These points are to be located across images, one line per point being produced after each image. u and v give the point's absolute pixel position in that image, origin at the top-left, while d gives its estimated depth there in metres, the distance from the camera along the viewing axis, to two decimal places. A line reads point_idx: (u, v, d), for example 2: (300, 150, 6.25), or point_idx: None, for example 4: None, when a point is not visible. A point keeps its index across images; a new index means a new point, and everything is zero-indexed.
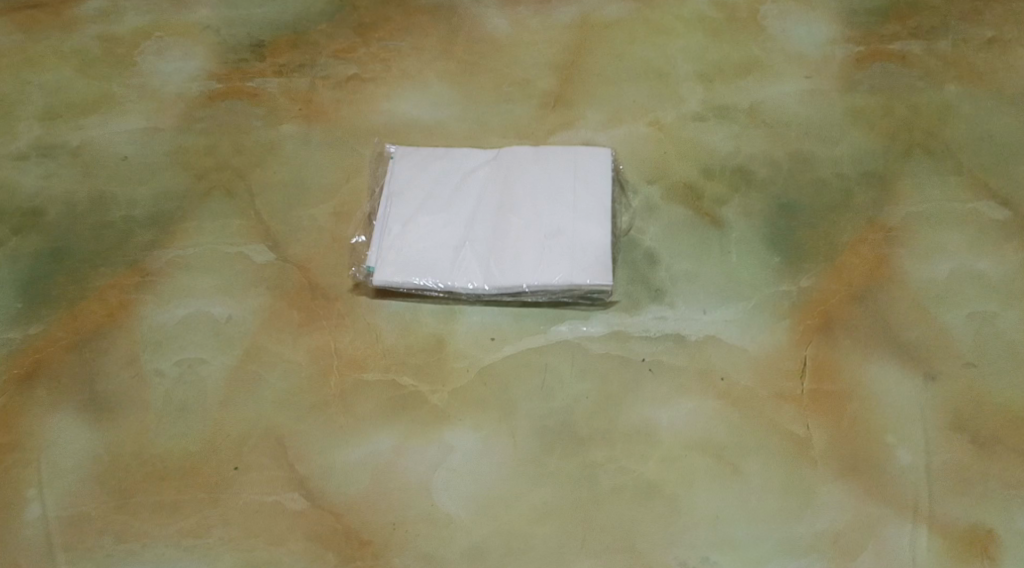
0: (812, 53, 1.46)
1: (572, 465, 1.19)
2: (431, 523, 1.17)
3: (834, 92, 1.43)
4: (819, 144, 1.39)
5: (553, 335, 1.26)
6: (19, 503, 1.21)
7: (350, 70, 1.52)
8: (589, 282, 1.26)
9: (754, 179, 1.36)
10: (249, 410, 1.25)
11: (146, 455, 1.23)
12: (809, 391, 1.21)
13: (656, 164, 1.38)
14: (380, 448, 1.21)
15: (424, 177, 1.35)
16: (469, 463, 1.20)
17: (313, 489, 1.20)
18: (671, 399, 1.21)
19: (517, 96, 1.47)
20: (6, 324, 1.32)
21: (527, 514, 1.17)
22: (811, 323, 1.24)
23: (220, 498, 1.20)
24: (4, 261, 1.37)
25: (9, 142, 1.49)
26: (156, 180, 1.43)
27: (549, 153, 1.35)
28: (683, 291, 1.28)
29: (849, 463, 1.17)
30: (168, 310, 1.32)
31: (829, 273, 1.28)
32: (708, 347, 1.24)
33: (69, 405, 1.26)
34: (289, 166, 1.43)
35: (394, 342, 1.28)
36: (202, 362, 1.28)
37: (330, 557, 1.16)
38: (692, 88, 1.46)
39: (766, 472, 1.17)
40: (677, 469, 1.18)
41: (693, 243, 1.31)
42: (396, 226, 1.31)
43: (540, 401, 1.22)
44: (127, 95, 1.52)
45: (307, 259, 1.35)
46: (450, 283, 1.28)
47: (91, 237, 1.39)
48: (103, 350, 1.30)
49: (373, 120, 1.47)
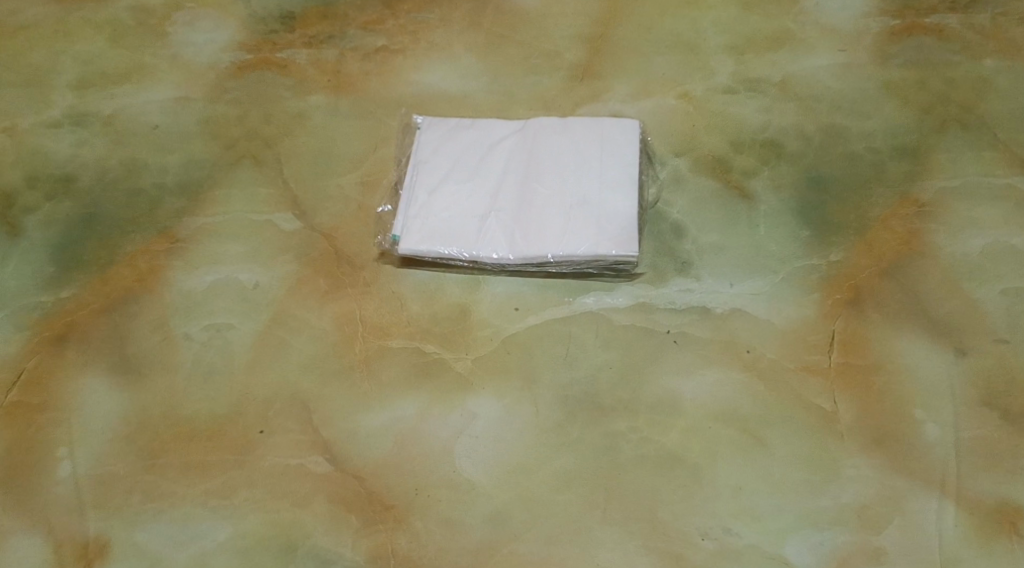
0: (845, 27, 1.45)
1: (595, 435, 1.19)
2: (453, 489, 1.17)
3: (867, 66, 1.41)
4: (851, 119, 1.37)
5: (578, 306, 1.26)
6: (49, 462, 1.23)
7: (378, 41, 1.52)
8: (614, 253, 1.25)
9: (784, 153, 1.35)
10: (275, 374, 1.26)
11: (174, 418, 1.24)
12: (837, 365, 1.20)
13: (684, 136, 1.38)
14: (404, 414, 1.22)
15: (451, 147, 1.35)
16: (492, 430, 1.20)
17: (336, 452, 1.21)
18: (696, 371, 1.21)
19: (546, 68, 1.47)
20: (39, 287, 1.34)
21: (549, 481, 1.17)
22: (839, 298, 1.23)
23: (246, 460, 1.21)
24: (37, 225, 1.39)
25: (43, 109, 1.50)
26: (187, 147, 1.44)
27: (576, 125, 1.35)
28: (709, 264, 1.27)
29: (876, 438, 1.16)
30: (197, 276, 1.33)
31: (860, 247, 1.27)
32: (734, 320, 1.23)
33: (99, 367, 1.28)
34: (317, 135, 1.44)
35: (419, 311, 1.28)
36: (230, 327, 1.29)
37: (353, 520, 1.17)
38: (723, 61, 1.45)
39: (791, 445, 1.16)
40: (701, 440, 1.17)
41: (721, 216, 1.31)
42: (422, 196, 1.32)
43: (564, 371, 1.22)
44: (158, 64, 1.53)
45: (334, 227, 1.35)
46: (475, 253, 1.28)
47: (123, 203, 1.40)
48: (133, 314, 1.31)
49: (402, 91, 1.47)
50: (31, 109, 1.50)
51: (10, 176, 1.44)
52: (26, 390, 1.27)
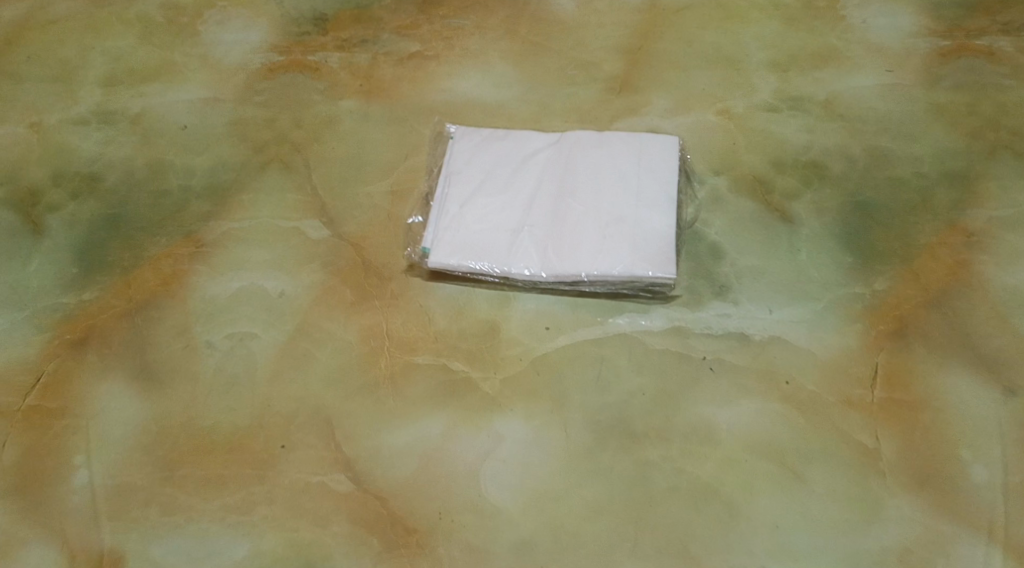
0: (893, 46, 1.41)
1: (627, 463, 1.15)
2: (477, 514, 1.14)
3: (915, 87, 1.37)
4: (897, 141, 1.33)
5: (610, 328, 1.23)
6: (66, 469, 1.20)
7: (412, 47, 1.49)
8: (651, 274, 1.21)
9: (827, 175, 1.31)
10: (298, 387, 1.23)
11: (194, 428, 1.21)
12: (880, 399, 1.16)
13: (724, 154, 1.34)
14: (429, 433, 1.19)
15: (484, 159, 1.32)
16: (520, 454, 1.17)
17: (359, 471, 1.18)
18: (732, 400, 1.17)
19: (582, 78, 1.44)
20: (61, 288, 1.31)
21: (577, 510, 1.14)
22: (883, 329, 1.19)
23: (266, 475, 1.18)
24: (61, 225, 1.36)
25: (70, 106, 1.48)
26: (214, 149, 1.42)
27: (614, 140, 1.31)
28: (748, 288, 1.23)
29: (919, 477, 1.12)
30: (221, 283, 1.30)
31: (906, 276, 1.23)
32: (773, 348, 1.19)
33: (120, 372, 1.25)
34: (347, 141, 1.41)
35: (447, 326, 1.25)
36: (253, 336, 1.26)
37: (374, 542, 1.14)
38: (765, 77, 1.41)
39: (829, 480, 1.13)
40: (736, 472, 1.14)
41: (761, 238, 1.27)
42: (453, 208, 1.28)
43: (596, 395, 1.19)
44: (188, 64, 1.51)
45: (361, 237, 1.32)
46: (506, 269, 1.24)
47: (148, 205, 1.37)
48: (156, 319, 1.28)
49: (435, 98, 1.44)
50: (59, 105, 1.48)
51: (35, 173, 1.41)
52: (45, 393, 1.25)
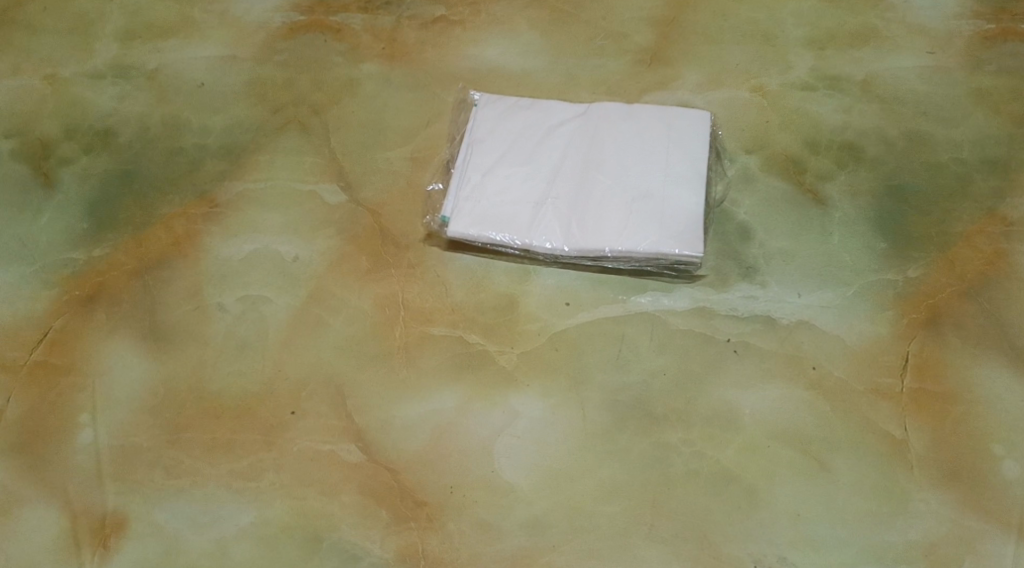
0: (934, 28, 1.36)
1: (645, 445, 1.12)
2: (489, 491, 1.11)
3: (956, 71, 1.33)
4: (936, 125, 1.29)
5: (633, 306, 1.19)
6: (70, 429, 1.17)
7: (437, 11, 1.45)
8: (677, 252, 1.18)
9: (863, 158, 1.27)
10: (311, 353, 1.20)
11: (202, 391, 1.19)
12: (910, 390, 1.13)
13: (757, 132, 1.30)
14: (443, 407, 1.16)
15: (509, 128, 1.28)
16: (535, 431, 1.14)
17: (370, 441, 1.15)
18: (756, 385, 1.14)
19: (612, 50, 1.39)
20: (70, 244, 1.28)
21: (593, 491, 1.11)
22: (916, 318, 1.16)
23: (274, 442, 1.15)
24: (73, 179, 1.33)
25: (86, 59, 1.44)
26: (231, 109, 1.38)
27: (643, 113, 1.28)
28: (776, 271, 1.20)
29: (949, 471, 1.10)
30: (235, 244, 1.27)
31: (941, 265, 1.19)
32: (800, 333, 1.16)
33: (128, 332, 1.22)
34: (368, 105, 1.37)
35: (464, 298, 1.22)
36: (266, 300, 1.23)
37: (383, 514, 1.11)
38: (801, 55, 1.36)
39: (854, 472, 1.10)
40: (758, 459, 1.11)
41: (791, 220, 1.23)
42: (475, 176, 1.25)
43: (616, 374, 1.16)
44: (207, 20, 1.47)
45: (379, 203, 1.29)
46: (528, 242, 1.21)
47: (163, 162, 1.34)
48: (167, 279, 1.25)
49: (459, 64, 1.40)
50: (74, 58, 1.44)
51: (48, 126, 1.38)
52: (51, 350, 1.22)
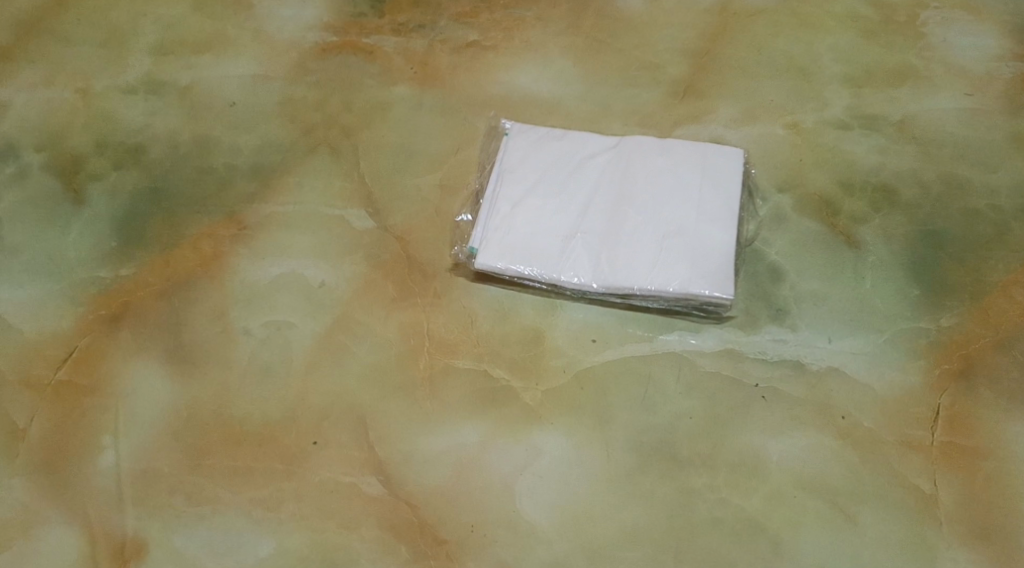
0: (974, 69, 1.36)
1: (669, 489, 1.11)
2: (510, 530, 1.10)
3: (996, 114, 1.32)
4: (974, 169, 1.28)
5: (660, 345, 1.18)
6: (92, 449, 1.17)
7: (470, 36, 1.45)
8: (708, 292, 1.17)
9: (898, 201, 1.26)
10: (335, 382, 1.19)
11: (225, 416, 1.18)
12: (941, 442, 1.12)
13: (791, 170, 1.29)
14: (465, 441, 1.15)
15: (540, 158, 1.27)
16: (559, 470, 1.13)
17: (391, 474, 1.14)
18: (784, 431, 1.13)
19: (645, 80, 1.38)
20: (98, 261, 1.28)
21: (615, 534, 1.10)
22: (949, 368, 1.15)
23: (295, 471, 1.15)
24: (103, 195, 1.33)
25: (119, 73, 1.44)
26: (262, 129, 1.38)
27: (676, 148, 1.26)
28: (807, 314, 1.19)
29: (979, 528, 1.08)
30: (261, 268, 1.27)
31: (976, 314, 1.18)
32: (830, 380, 1.15)
33: (153, 353, 1.22)
34: (399, 130, 1.37)
35: (489, 330, 1.21)
36: (291, 325, 1.23)
37: (402, 550, 1.10)
38: (838, 92, 1.35)
39: (882, 524, 1.09)
40: (784, 508, 1.10)
41: (824, 261, 1.22)
42: (504, 208, 1.24)
43: (642, 414, 1.15)
44: (241, 38, 1.47)
45: (407, 230, 1.28)
46: (556, 276, 1.20)
47: (192, 180, 1.34)
48: (193, 300, 1.25)
49: (491, 91, 1.39)
50: (107, 72, 1.45)
51: (78, 140, 1.38)
52: (75, 368, 1.21)
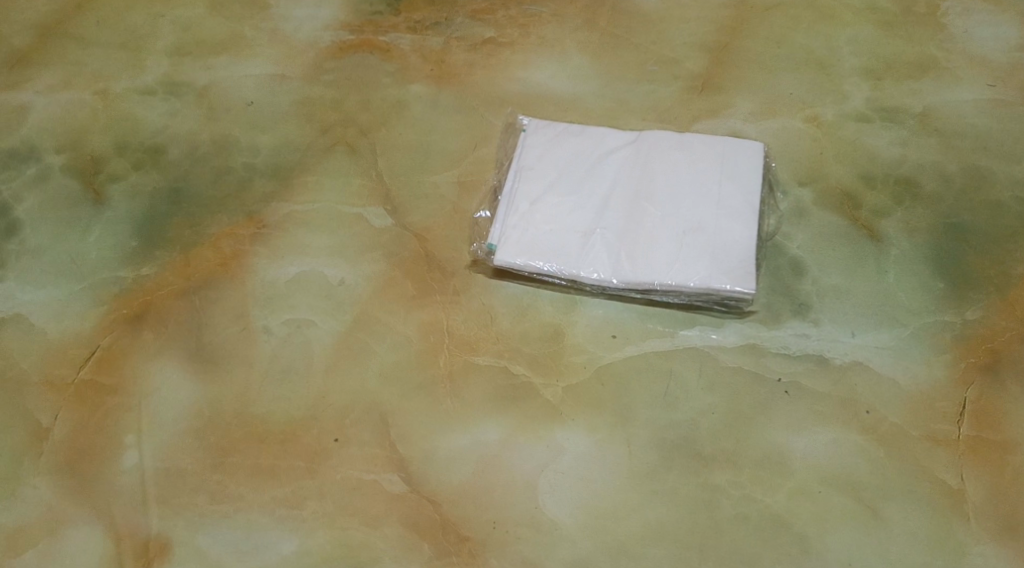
0: (995, 60, 1.35)
1: (692, 486, 1.11)
2: (533, 527, 1.10)
3: (1018, 104, 1.31)
4: (998, 161, 1.27)
5: (682, 340, 1.18)
6: (116, 450, 1.17)
7: (486, 33, 1.44)
8: (729, 288, 1.16)
9: (920, 194, 1.25)
10: (356, 380, 1.19)
11: (247, 416, 1.18)
12: (967, 437, 1.11)
13: (811, 164, 1.28)
14: (486, 439, 1.15)
15: (559, 155, 1.27)
16: (580, 468, 1.12)
17: (413, 472, 1.14)
18: (807, 427, 1.12)
19: (662, 75, 1.38)
20: (119, 262, 1.28)
21: (638, 532, 1.09)
22: (974, 362, 1.14)
23: (317, 470, 1.15)
24: (124, 196, 1.34)
25: (137, 75, 1.45)
26: (280, 128, 1.38)
27: (695, 143, 1.26)
28: (829, 308, 1.18)
29: (1007, 523, 1.07)
30: (281, 267, 1.27)
31: (1001, 307, 1.17)
32: (853, 374, 1.14)
33: (174, 353, 1.22)
34: (416, 127, 1.37)
35: (510, 327, 1.20)
36: (311, 324, 1.23)
37: (425, 548, 1.10)
38: (857, 85, 1.34)
39: (908, 520, 1.08)
40: (809, 504, 1.09)
41: (846, 255, 1.21)
42: (523, 204, 1.24)
43: (664, 411, 1.14)
44: (258, 38, 1.47)
45: (426, 228, 1.28)
46: (575, 272, 1.20)
47: (212, 180, 1.34)
48: (214, 300, 1.25)
49: (508, 88, 1.39)
50: (126, 74, 1.45)
51: (98, 141, 1.39)
52: (98, 368, 1.22)
